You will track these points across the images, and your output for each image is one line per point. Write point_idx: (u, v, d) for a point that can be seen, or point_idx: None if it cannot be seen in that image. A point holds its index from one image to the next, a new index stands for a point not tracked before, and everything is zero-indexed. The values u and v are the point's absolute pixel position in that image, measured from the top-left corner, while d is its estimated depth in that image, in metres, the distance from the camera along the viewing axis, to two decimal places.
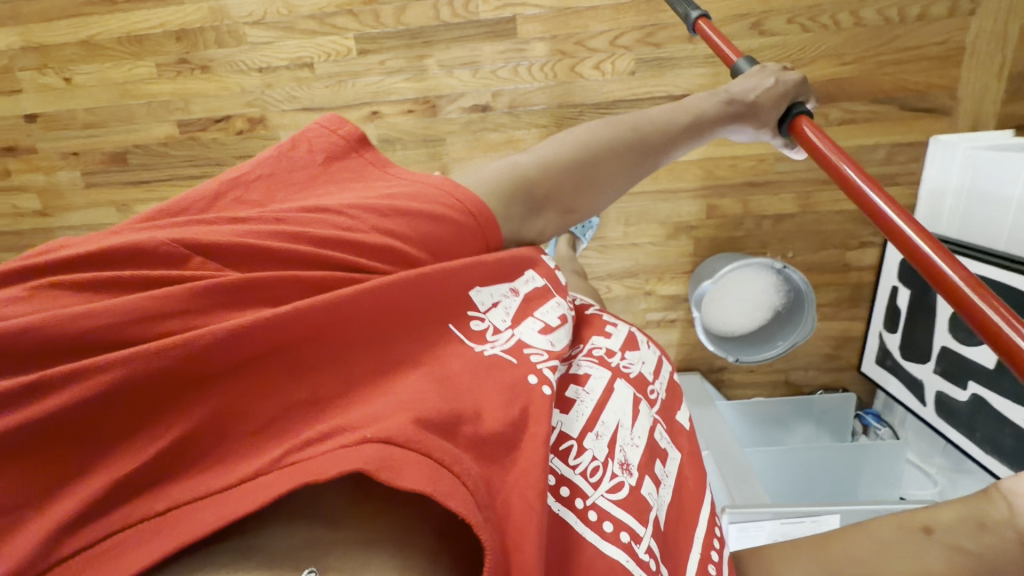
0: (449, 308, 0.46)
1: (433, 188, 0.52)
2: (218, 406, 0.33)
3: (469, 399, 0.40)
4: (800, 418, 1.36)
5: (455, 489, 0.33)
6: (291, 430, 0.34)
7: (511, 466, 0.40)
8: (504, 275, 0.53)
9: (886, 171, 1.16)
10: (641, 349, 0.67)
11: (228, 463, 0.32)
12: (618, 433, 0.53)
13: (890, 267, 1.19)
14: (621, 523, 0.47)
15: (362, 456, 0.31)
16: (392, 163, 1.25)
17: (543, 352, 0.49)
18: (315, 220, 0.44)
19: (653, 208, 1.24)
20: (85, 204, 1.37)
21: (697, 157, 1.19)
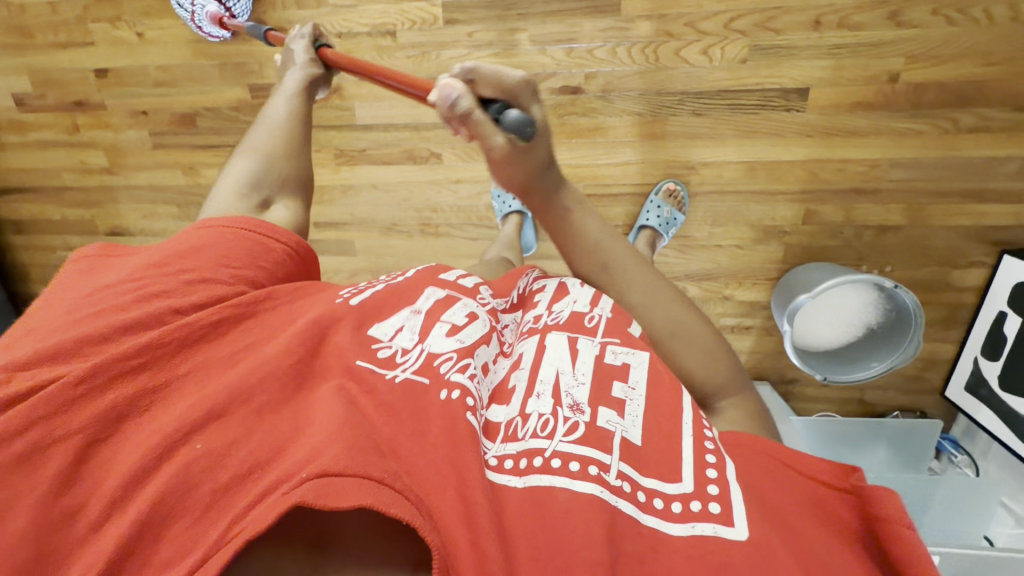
0: (352, 349, 0.53)
1: (220, 240, 0.61)
2: (160, 488, 0.40)
3: (385, 427, 0.46)
4: (873, 440, 1.27)
5: (395, 498, 0.38)
6: (231, 502, 0.39)
7: (446, 459, 0.44)
8: (401, 304, 0.60)
9: (1012, 187, 1.06)
10: (573, 292, 0.68)
11: (185, 530, 0.39)
12: (560, 380, 0.55)
13: (1000, 291, 1.10)
14: (587, 459, 0.47)
15: (297, 496, 0.37)
16: (470, 143, 1.19)
17: (451, 356, 0.54)
18: (168, 282, 0.54)
19: (745, 210, 1.16)
20: (153, 164, 1.35)
21: (802, 158, 1.09)
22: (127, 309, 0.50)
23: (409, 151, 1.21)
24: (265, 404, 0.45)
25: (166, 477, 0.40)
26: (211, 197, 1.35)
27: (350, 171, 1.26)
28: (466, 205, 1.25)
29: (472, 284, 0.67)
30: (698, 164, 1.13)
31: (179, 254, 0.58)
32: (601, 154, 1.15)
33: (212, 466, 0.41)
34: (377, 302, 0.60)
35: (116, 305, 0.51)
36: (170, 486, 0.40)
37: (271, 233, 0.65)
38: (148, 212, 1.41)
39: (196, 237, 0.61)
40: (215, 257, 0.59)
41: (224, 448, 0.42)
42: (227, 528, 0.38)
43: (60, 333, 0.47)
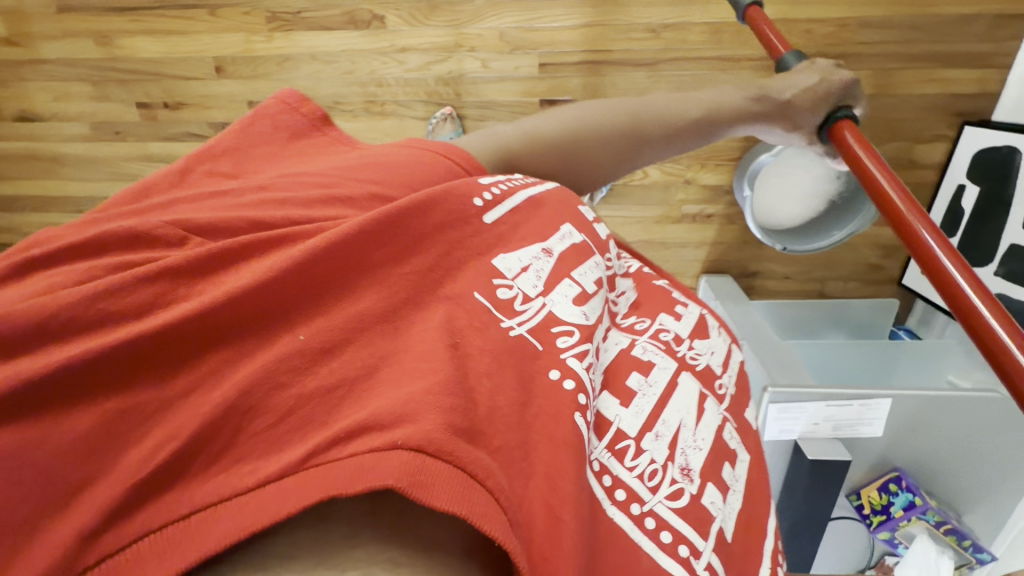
0: (472, 279, 0.40)
1: (404, 156, 0.47)
2: (236, 389, 0.27)
3: (488, 382, 0.33)
4: (832, 329, 1.29)
5: (488, 511, 0.26)
6: (305, 438, 0.27)
7: (540, 459, 0.33)
8: (532, 235, 0.47)
9: (979, 49, 1.05)
10: (712, 337, 0.59)
11: (251, 460, 0.26)
12: (681, 433, 0.47)
13: (961, 161, 1.07)
14: (680, 536, 0.42)
15: (387, 474, 0.24)
16: (418, 5, 1.11)
17: (572, 331, 0.42)
18: (259, 190, 0.41)
19: (711, 78, 1.10)
20: (61, 32, 1.21)
21: (769, 18, 1.05)
22: (242, 198, 0.39)
23: (349, 13, 1.12)
24: (387, 338, 0.32)
25: (234, 382, 0.27)
26: (131, 70, 1.23)
27: (284, 39, 1.16)
28: (416, 78, 1.16)
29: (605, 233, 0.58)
30: (660, 27, 1.08)
31: (263, 166, 0.45)
32: (557, 15, 1.09)
33: (302, 368, 0.29)
34: (512, 221, 0.47)
35: (247, 201, 0.38)
36: (257, 383, 0.27)
37: (455, 156, 0.49)
38: (61, 92, 1.27)
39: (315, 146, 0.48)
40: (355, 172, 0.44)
41: (321, 353, 0.30)
42: (295, 462, 0.25)
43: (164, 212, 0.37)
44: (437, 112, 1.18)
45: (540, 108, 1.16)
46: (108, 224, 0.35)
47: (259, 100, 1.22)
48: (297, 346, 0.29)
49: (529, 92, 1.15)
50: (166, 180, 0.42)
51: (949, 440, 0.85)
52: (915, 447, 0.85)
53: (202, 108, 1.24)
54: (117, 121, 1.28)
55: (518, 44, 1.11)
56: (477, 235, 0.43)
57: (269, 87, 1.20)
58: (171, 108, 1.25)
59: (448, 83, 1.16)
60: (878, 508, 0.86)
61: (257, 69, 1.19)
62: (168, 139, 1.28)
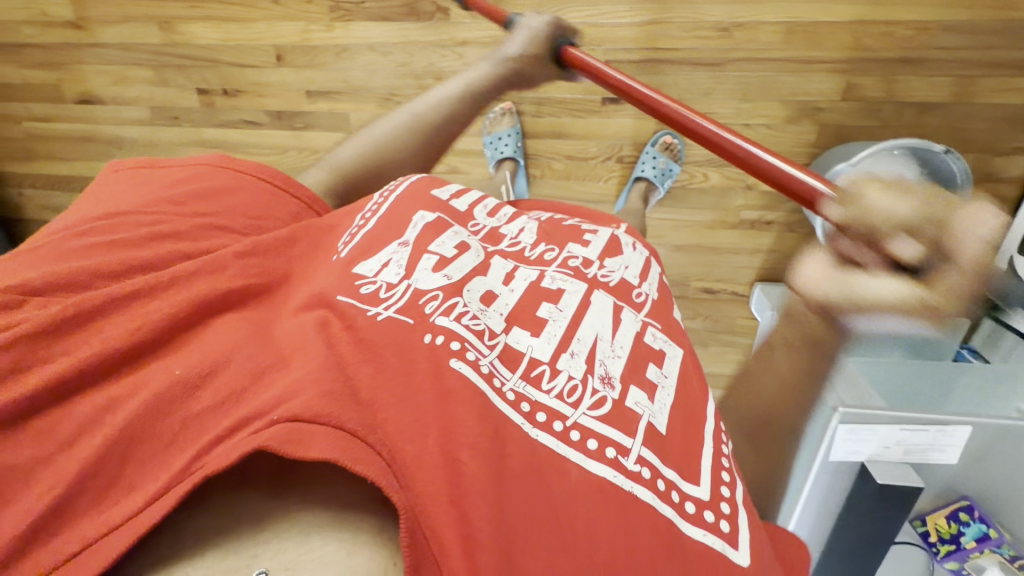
0: (333, 286, 0.46)
1: (217, 180, 0.59)
2: (128, 413, 0.35)
3: (370, 367, 0.39)
4: (888, 344, 1.25)
5: (362, 454, 0.33)
6: (203, 430, 0.35)
7: (428, 409, 0.37)
8: (386, 237, 0.53)
9: None
10: (624, 254, 0.63)
11: (144, 464, 0.34)
12: (597, 347, 0.49)
13: None
14: (607, 439, 0.42)
15: (260, 439, 0.32)
16: None
17: (438, 294, 0.47)
18: (142, 221, 0.51)
19: (779, 81, 1.06)
20: (123, 17, 1.23)
21: (846, 19, 1.00)
22: (136, 246, 0.48)
23: (410, 5, 1.11)
24: (253, 340, 0.41)
25: (129, 411, 0.35)
26: (190, 56, 1.24)
27: (342, 29, 1.15)
28: None
29: (467, 205, 0.62)
30: (730, 25, 1.03)
31: (112, 202, 0.54)
32: (622, 11, 1.06)
33: (185, 394, 0.36)
34: (370, 238, 0.53)
35: (124, 240, 0.48)
36: (140, 412, 0.35)
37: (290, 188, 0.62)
38: (121, 75, 1.29)
39: (203, 175, 0.59)
40: (233, 208, 0.56)
41: (199, 377, 0.37)
42: (194, 458, 0.33)
43: (81, 257, 0.46)
44: (495, 108, 1.17)
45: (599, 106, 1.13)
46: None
47: (314, 89, 1.21)
48: (176, 376, 0.37)
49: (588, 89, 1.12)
50: (58, 234, 0.49)
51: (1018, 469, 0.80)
52: (984, 476, 0.82)
53: (258, 96, 1.24)
54: (173, 106, 1.30)
55: (580, 40, 1.08)
56: (336, 262, 0.51)
57: (325, 77, 1.20)
58: (227, 95, 1.26)
59: None
60: (946, 537, 0.84)
61: (314, 58, 1.18)
62: (222, 125, 1.29)
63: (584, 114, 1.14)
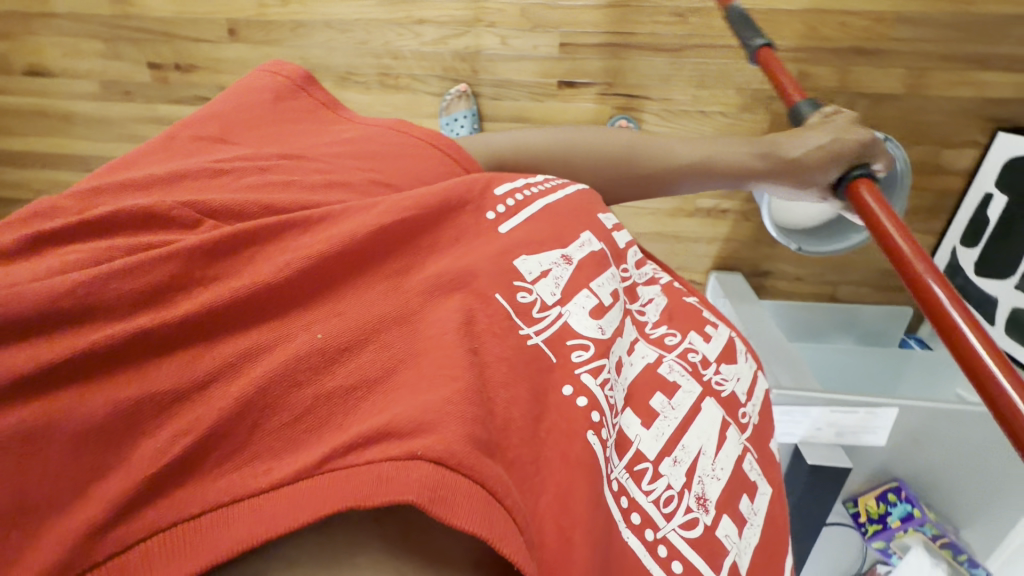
0: (489, 274, 0.40)
1: (388, 138, 0.48)
2: (253, 385, 0.28)
3: (502, 397, 0.33)
4: (840, 334, 1.27)
5: (506, 526, 0.27)
6: (311, 445, 0.27)
7: (554, 478, 0.34)
8: (556, 240, 0.47)
9: (1019, 52, 1.00)
10: (740, 362, 0.57)
11: (272, 455, 0.27)
12: (699, 461, 0.46)
13: (991, 170, 1.04)
14: (690, 567, 0.41)
15: (412, 488, 0.25)
16: None
17: (588, 345, 0.43)
18: (295, 168, 0.42)
19: (735, 69, 1.06)
20: None
21: (801, 8, 1.01)
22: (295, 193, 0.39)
23: None
24: (400, 332, 0.33)
25: (247, 384, 0.28)
26: (143, 29, 1.21)
27: (299, 5, 1.13)
28: (431, 53, 1.13)
29: (625, 243, 0.58)
30: (687, 11, 1.04)
31: (295, 139, 0.46)
32: None
33: (321, 368, 0.30)
34: (532, 225, 0.47)
35: (246, 175, 0.39)
36: (275, 377, 0.29)
37: (440, 144, 0.49)
38: (72, 47, 1.25)
39: (377, 134, 0.48)
40: (410, 175, 0.45)
41: (338, 353, 0.31)
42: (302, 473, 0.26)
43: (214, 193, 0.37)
44: (452, 89, 1.15)
45: (557, 90, 1.13)
46: (100, 193, 0.36)
47: (270, 66, 1.19)
48: (315, 343, 0.31)
49: (546, 72, 1.12)
50: (165, 156, 0.42)
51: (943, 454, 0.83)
52: (915, 459, 0.84)
53: (213, 72, 1.22)
54: (127, 81, 1.26)
55: (538, 22, 1.08)
56: (493, 239, 0.44)
57: (280, 53, 1.17)
58: (181, 70, 1.23)
59: (464, 60, 1.13)
60: (875, 517, 0.87)
61: (269, 34, 1.16)
62: (178, 102, 1.26)
63: (544, 98, 1.14)
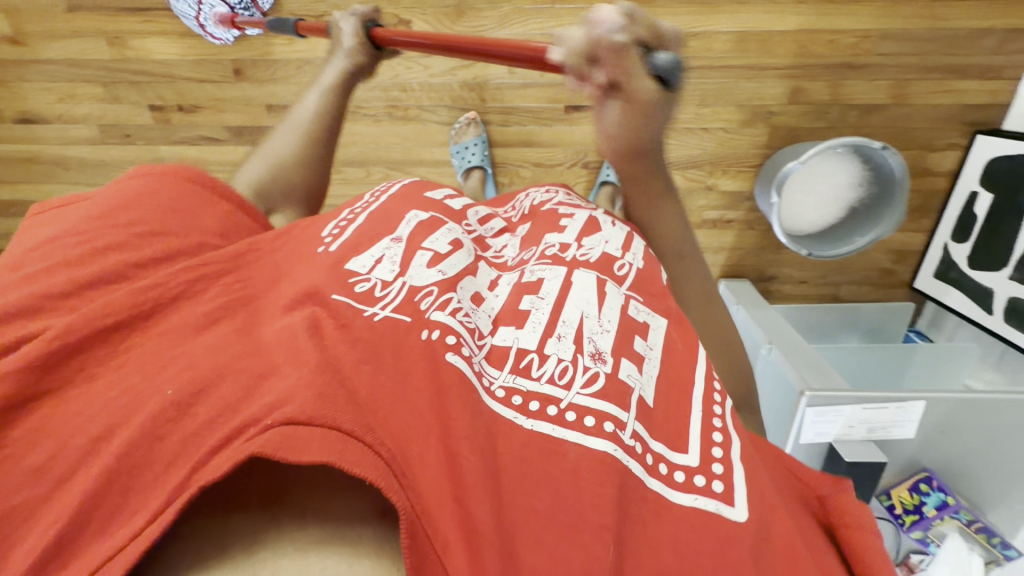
0: (327, 283, 0.48)
1: (166, 193, 0.56)
2: (128, 437, 0.34)
3: (365, 374, 0.39)
4: (848, 332, 1.32)
5: (363, 454, 0.33)
6: (202, 443, 0.34)
7: (427, 407, 0.38)
8: (381, 233, 0.55)
9: (994, 62, 1.08)
10: (604, 230, 0.64)
11: (145, 488, 0.33)
12: (584, 325, 0.50)
13: (974, 169, 1.11)
14: (604, 415, 0.43)
15: (256, 445, 0.32)
16: (444, 8, 1.09)
17: (433, 289, 0.48)
18: (87, 237, 0.49)
19: (734, 87, 1.12)
20: (69, 31, 1.17)
21: (793, 28, 1.07)
22: (99, 264, 0.46)
23: None
24: (238, 351, 0.40)
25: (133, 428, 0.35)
26: (143, 71, 1.19)
27: (306, 42, 1.14)
28: (439, 83, 1.16)
29: (461, 206, 0.67)
30: (687, 35, 1.08)
31: (115, 212, 0.51)
32: (585, 22, 1.09)
33: (181, 416, 0.35)
34: (360, 235, 0.55)
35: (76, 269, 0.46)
36: (142, 432, 0.34)
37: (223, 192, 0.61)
38: (67, 92, 1.23)
39: (143, 189, 0.55)
40: (179, 220, 0.54)
41: (192, 398, 0.36)
42: (190, 472, 0.32)
43: (48, 276, 0.44)
44: (461, 117, 1.18)
45: (565, 114, 1.17)
46: None
47: (277, 103, 1.19)
48: (167, 399, 0.36)
49: (554, 97, 1.15)
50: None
51: (973, 444, 0.87)
52: (945, 449, 0.88)
53: (218, 111, 1.21)
54: (126, 124, 1.24)
55: None
56: (321, 260, 0.51)
57: (288, 90, 1.18)
58: (184, 111, 1.22)
59: (473, 89, 1.16)
60: (909, 508, 0.90)
61: (277, 72, 1.17)
62: (179, 143, 1.25)
63: (553, 122, 1.17)
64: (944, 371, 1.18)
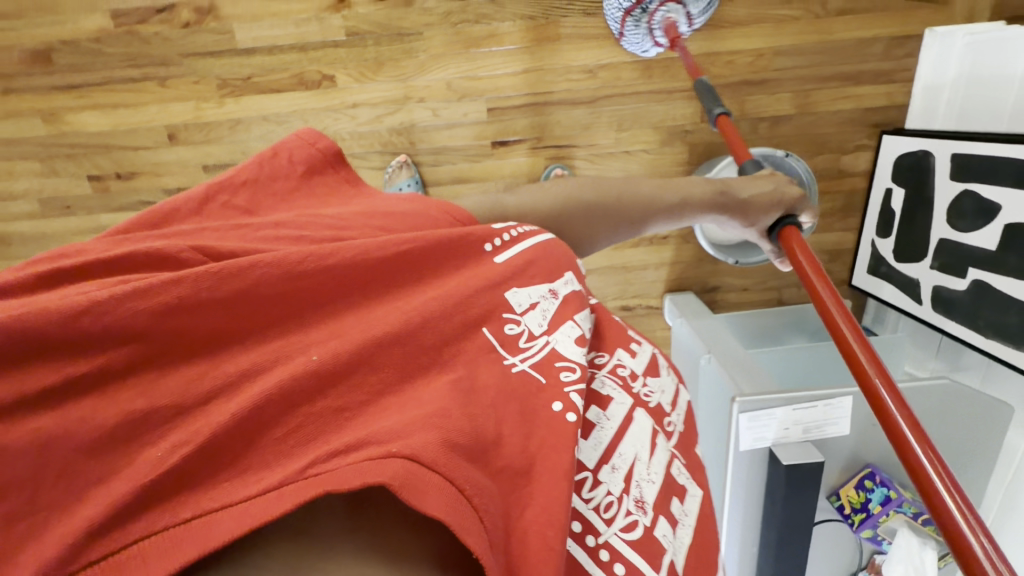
0: (480, 296, 0.43)
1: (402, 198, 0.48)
2: (239, 411, 0.29)
3: (486, 419, 0.36)
4: (798, 336, 1.33)
5: (472, 523, 0.29)
6: (299, 453, 0.29)
7: (520, 497, 0.35)
8: (543, 274, 0.48)
9: (883, 66, 1.15)
10: (663, 376, 0.58)
11: (255, 461, 0.29)
12: (635, 467, 0.47)
13: (885, 167, 1.16)
14: (634, 567, 0.41)
15: (386, 474, 0.27)
16: (364, 62, 1.15)
17: (575, 368, 0.44)
18: (305, 222, 0.42)
19: (647, 111, 1.17)
20: (4, 112, 1.20)
21: (693, 52, 1.13)
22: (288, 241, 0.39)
23: (299, 75, 1.15)
24: (387, 359, 0.35)
25: (245, 405, 0.30)
26: (80, 145, 1.22)
27: (235, 103, 1.18)
28: (367, 131, 1.20)
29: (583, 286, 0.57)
30: (596, 68, 1.15)
31: (322, 205, 0.46)
32: (499, 63, 1.15)
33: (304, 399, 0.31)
34: (534, 258, 0.48)
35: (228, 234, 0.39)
36: (274, 399, 0.31)
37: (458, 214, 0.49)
38: (5, 171, 1.25)
39: (409, 204, 0.48)
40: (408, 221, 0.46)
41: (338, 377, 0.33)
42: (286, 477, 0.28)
43: (216, 236, 0.38)
44: (392, 162, 1.21)
45: (492, 149, 1.21)
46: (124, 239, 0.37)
47: (212, 163, 1.22)
48: (313, 364, 0.32)
49: (479, 135, 1.20)
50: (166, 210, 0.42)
51: None
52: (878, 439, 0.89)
53: (155, 175, 1.24)
54: (67, 196, 1.26)
55: (464, 92, 1.17)
56: (487, 268, 0.45)
57: (222, 150, 1.21)
58: (121, 179, 1.24)
59: (400, 133, 1.20)
60: (859, 506, 0.88)
61: (209, 133, 1.20)
62: (120, 210, 1.27)
63: (481, 158, 1.21)
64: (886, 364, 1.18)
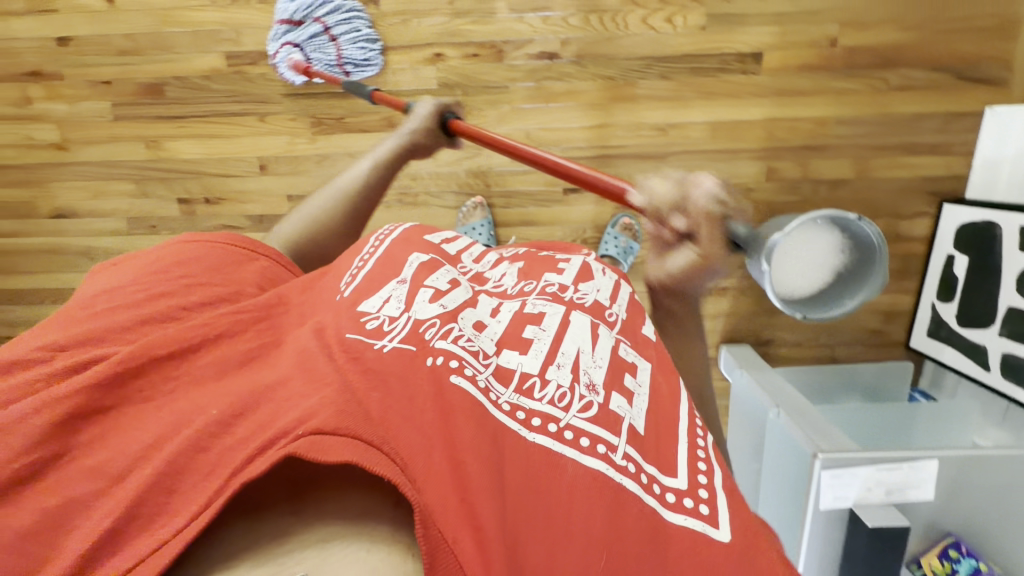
0: (341, 326, 0.51)
1: (209, 250, 0.64)
2: (173, 448, 0.40)
3: (376, 396, 0.43)
4: (850, 393, 1.33)
5: (380, 459, 0.38)
6: (230, 457, 0.39)
7: (434, 426, 0.43)
8: (385, 277, 0.60)
9: (940, 140, 1.20)
10: (596, 278, 0.74)
11: (191, 488, 0.39)
12: (580, 358, 0.56)
13: (946, 234, 1.20)
14: (597, 437, 0.48)
15: (292, 446, 0.38)
16: None
17: (435, 322, 0.54)
18: (185, 290, 0.58)
19: (713, 168, 1.23)
20: (110, 137, 1.29)
21: (759, 117, 1.19)
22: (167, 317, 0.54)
23: (387, 118, 1.24)
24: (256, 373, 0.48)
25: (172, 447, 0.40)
26: (173, 170, 1.30)
27: (325, 141, 1.26)
28: (446, 172, 1.27)
29: (455, 250, 0.75)
30: (666, 126, 1.21)
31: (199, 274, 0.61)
32: (576, 118, 1.21)
33: (221, 429, 0.42)
34: (368, 280, 0.60)
35: (136, 317, 0.53)
36: (186, 445, 0.40)
37: (258, 250, 0.69)
38: (99, 190, 1.33)
39: (183, 252, 0.63)
40: (225, 278, 0.61)
41: (233, 418, 0.43)
42: (225, 480, 0.38)
43: (94, 320, 0.52)
44: (466, 202, 1.28)
45: (561, 196, 1.27)
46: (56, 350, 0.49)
47: (296, 194, 1.29)
48: (213, 416, 0.42)
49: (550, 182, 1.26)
50: (60, 319, 0.54)
51: (988, 500, 0.86)
52: (960, 507, 0.88)
53: (239, 203, 1.31)
54: (153, 216, 1.33)
55: (539, 142, 1.23)
56: (336, 304, 0.55)
57: (307, 182, 1.28)
58: (207, 203, 1.32)
59: (476, 176, 1.26)
60: None
61: (296, 166, 1.27)
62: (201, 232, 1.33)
63: (550, 204, 1.27)
64: (947, 429, 1.18)
